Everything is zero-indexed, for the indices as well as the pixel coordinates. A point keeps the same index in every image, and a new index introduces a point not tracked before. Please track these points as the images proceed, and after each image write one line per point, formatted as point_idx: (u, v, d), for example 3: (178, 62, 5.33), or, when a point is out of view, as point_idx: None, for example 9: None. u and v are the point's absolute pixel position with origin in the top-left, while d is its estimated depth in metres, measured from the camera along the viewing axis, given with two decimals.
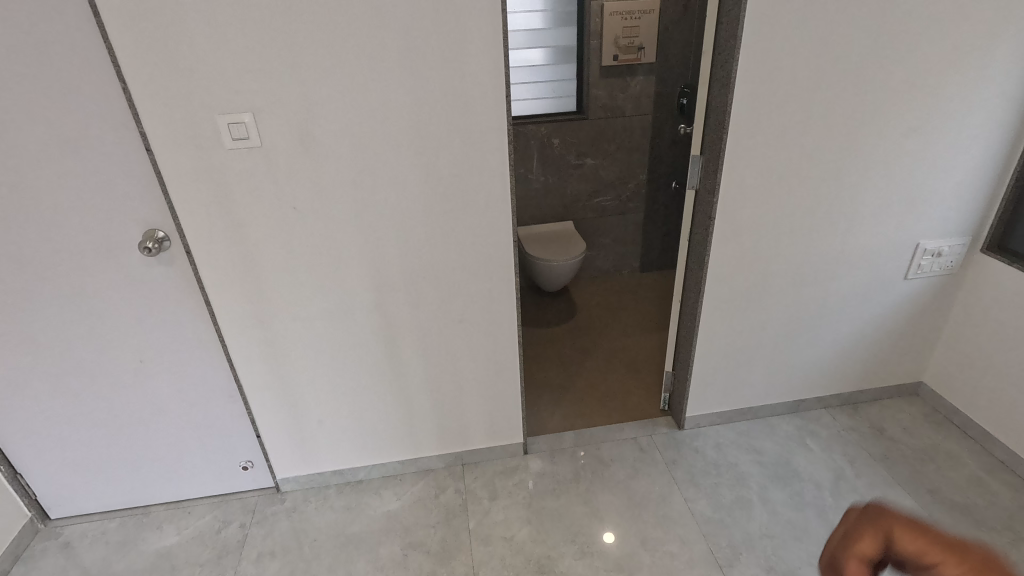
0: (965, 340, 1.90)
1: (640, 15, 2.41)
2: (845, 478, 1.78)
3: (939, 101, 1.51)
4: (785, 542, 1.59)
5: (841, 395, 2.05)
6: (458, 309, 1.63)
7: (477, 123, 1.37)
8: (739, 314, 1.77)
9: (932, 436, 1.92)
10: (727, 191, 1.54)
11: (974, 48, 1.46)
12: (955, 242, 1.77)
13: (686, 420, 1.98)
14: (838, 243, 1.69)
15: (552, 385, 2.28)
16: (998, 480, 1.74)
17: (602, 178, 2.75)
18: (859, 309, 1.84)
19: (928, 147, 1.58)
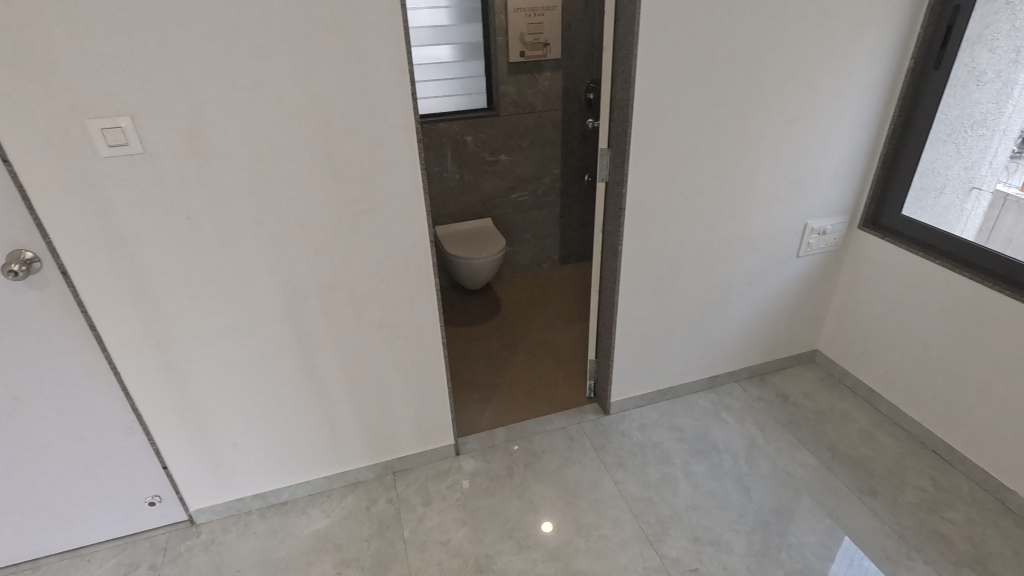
0: (850, 308, 2.09)
1: (543, 11, 2.44)
2: (757, 445, 1.92)
3: (815, 91, 1.65)
4: (708, 512, 1.69)
5: (750, 368, 2.20)
6: (376, 314, 1.58)
7: (384, 122, 1.33)
8: (654, 300, 1.85)
9: (829, 398, 2.11)
10: (634, 182, 1.60)
11: (841, 44, 1.60)
12: (837, 220, 1.94)
13: (612, 405, 2.05)
14: (737, 227, 1.81)
15: (480, 382, 2.27)
16: (884, 432, 1.94)
17: (517, 174, 2.77)
18: (760, 287, 1.98)
19: (809, 134, 1.72)
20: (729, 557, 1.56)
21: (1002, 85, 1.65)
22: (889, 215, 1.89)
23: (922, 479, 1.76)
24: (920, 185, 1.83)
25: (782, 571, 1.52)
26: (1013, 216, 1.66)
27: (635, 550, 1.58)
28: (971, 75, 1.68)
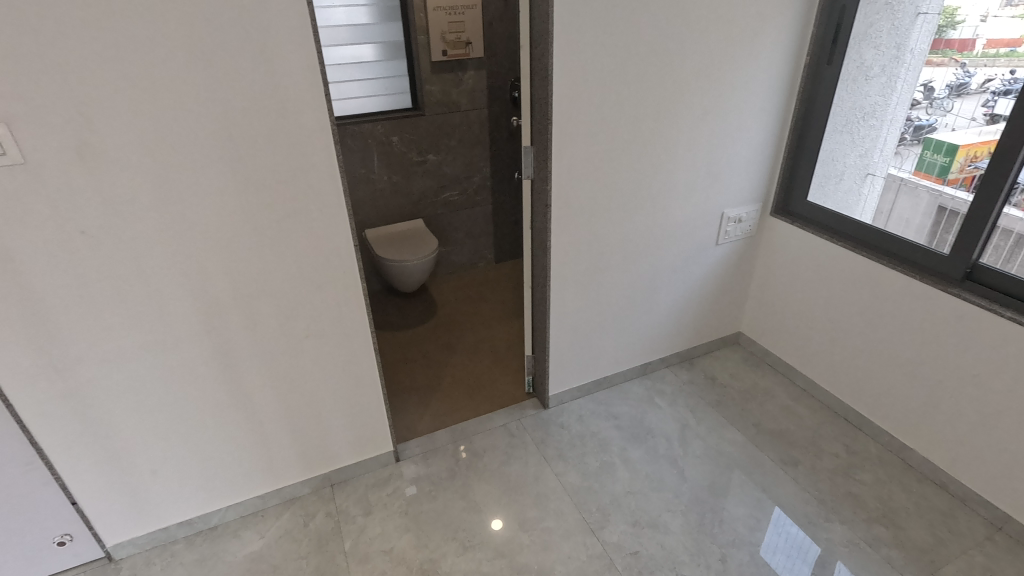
0: (767, 291, 2.22)
1: (462, 10, 2.43)
2: (689, 426, 2.00)
3: (723, 87, 1.74)
4: (645, 495, 1.74)
5: (679, 353, 2.29)
6: (303, 322, 1.52)
7: (299, 125, 1.28)
8: (584, 293, 1.89)
9: (753, 377, 2.23)
10: (558, 178, 1.63)
11: (744, 41, 1.69)
12: (751, 208, 2.05)
13: (550, 399, 2.08)
14: (659, 218, 1.87)
15: (418, 386, 2.24)
16: (802, 405, 2.07)
17: (446, 174, 2.75)
18: (684, 276, 2.07)
19: (719, 128, 1.81)
20: (666, 537, 1.62)
21: (886, 79, 1.77)
22: (797, 202, 2.02)
23: (837, 446, 1.89)
24: (822, 173, 1.97)
25: (716, 545, 1.59)
26: (906, 200, 1.76)
27: (577, 540, 1.61)
28: (859, 70, 1.80)
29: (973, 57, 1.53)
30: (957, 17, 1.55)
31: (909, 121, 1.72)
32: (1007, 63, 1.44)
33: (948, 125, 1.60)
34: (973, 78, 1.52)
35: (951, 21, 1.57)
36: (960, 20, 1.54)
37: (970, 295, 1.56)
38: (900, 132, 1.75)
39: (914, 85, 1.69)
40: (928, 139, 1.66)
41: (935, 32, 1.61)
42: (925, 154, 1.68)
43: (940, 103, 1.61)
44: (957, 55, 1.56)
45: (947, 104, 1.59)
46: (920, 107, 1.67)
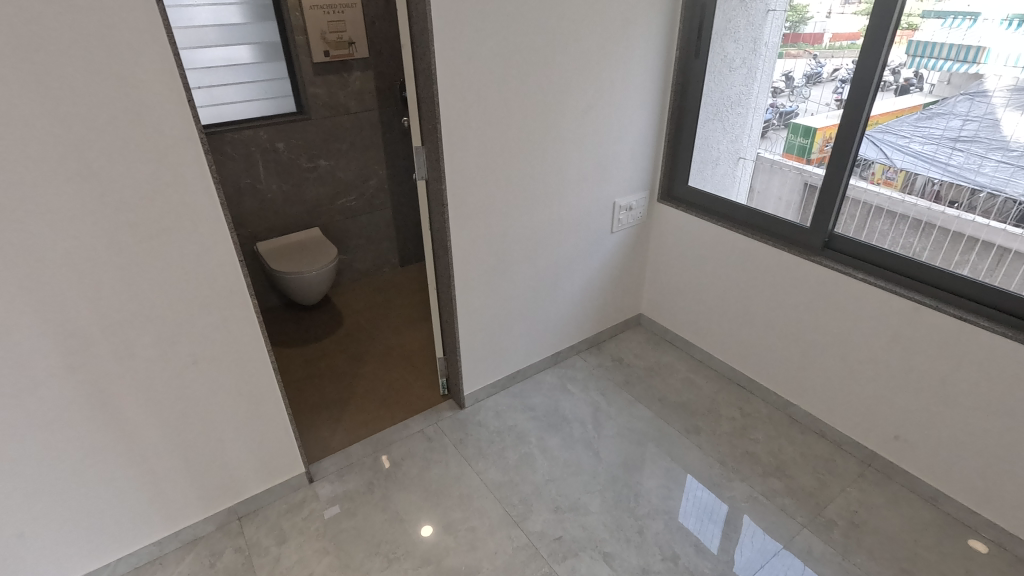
0: (661, 273, 2.35)
1: (341, 9, 2.35)
2: (600, 409, 2.08)
3: (603, 82, 1.82)
4: (565, 480, 1.79)
5: (587, 339, 2.37)
6: (189, 348, 1.41)
7: (161, 136, 1.18)
8: (490, 289, 1.90)
9: (655, 355, 2.36)
10: (452, 177, 1.62)
11: (619, 37, 1.78)
12: (640, 196, 2.16)
13: (465, 399, 2.07)
14: (555, 211, 1.92)
15: (328, 401, 2.15)
16: (700, 376, 2.23)
17: (341, 179, 2.66)
18: (584, 265, 2.14)
19: (603, 121, 1.88)
20: (587, 518, 1.67)
21: (748, 71, 1.93)
22: (680, 188, 2.16)
23: (732, 409, 2.05)
24: (700, 159, 2.11)
25: (633, 518, 1.67)
26: (777, 179, 1.89)
27: (503, 534, 1.63)
28: (723, 63, 1.95)
29: (823, 48, 1.64)
30: (807, 14, 1.67)
31: (774, 107, 1.85)
32: (852, 54, 1.56)
33: (808, 111, 1.73)
34: (823, 68, 1.65)
35: (802, 18, 1.69)
36: (809, 17, 1.67)
37: (830, 262, 1.75)
38: (768, 118, 1.88)
39: (771, 74, 1.84)
40: (793, 123, 1.78)
41: (789, 27, 1.73)
42: (789, 138, 1.81)
43: (799, 90, 1.74)
44: (810, 48, 1.68)
45: (805, 92, 1.72)
46: (783, 95, 1.80)
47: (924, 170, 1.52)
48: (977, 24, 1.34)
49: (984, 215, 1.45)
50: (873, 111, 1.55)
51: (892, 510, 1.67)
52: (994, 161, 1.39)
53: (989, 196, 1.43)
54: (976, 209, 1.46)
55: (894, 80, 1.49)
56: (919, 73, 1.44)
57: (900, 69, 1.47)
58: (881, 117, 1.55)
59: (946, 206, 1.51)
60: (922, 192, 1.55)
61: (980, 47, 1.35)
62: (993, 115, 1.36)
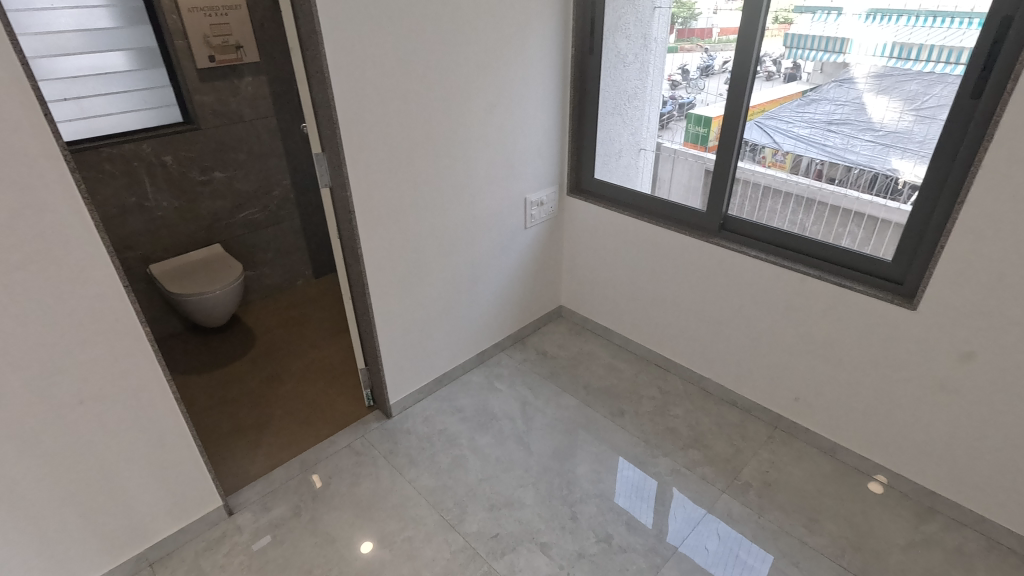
0: (576, 264, 2.42)
1: (224, 11, 2.21)
2: (529, 402, 2.11)
3: (504, 80, 1.83)
4: (498, 478, 1.80)
5: (511, 335, 2.40)
6: (72, 387, 1.28)
7: (16, 155, 1.06)
8: (407, 294, 1.87)
9: (577, 344, 2.42)
10: (357, 183, 1.58)
11: (515, 36, 1.80)
12: (550, 191, 2.21)
13: (392, 408, 2.03)
14: (468, 210, 1.92)
15: (245, 426, 2.03)
16: (621, 360, 2.31)
17: (240, 191, 2.51)
18: (501, 263, 2.16)
19: (507, 118, 1.90)
20: (521, 512, 1.69)
21: (641, 65, 2.06)
22: (588, 180, 2.23)
23: (652, 389, 2.15)
24: (604, 152, 2.19)
25: (566, 505, 1.71)
26: (680, 168, 1.99)
27: (440, 539, 1.61)
28: (617, 58, 2.03)
29: (713, 42, 1.72)
30: (695, 10, 1.75)
31: (675, 99, 1.92)
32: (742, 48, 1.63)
33: (704, 101, 1.82)
34: (714, 61, 1.73)
35: (691, 14, 1.76)
36: (698, 13, 1.74)
37: (727, 242, 1.87)
38: (669, 110, 1.95)
39: (666, 68, 1.92)
40: (692, 113, 1.87)
41: (681, 22, 1.80)
42: (690, 127, 1.90)
43: (695, 82, 1.82)
44: (701, 42, 1.76)
45: (701, 83, 1.80)
46: (680, 87, 1.88)
47: (807, 153, 1.65)
48: (841, 18, 1.44)
49: (857, 188, 1.58)
50: (756, 100, 1.68)
51: (798, 465, 1.82)
52: (866, 141, 1.52)
53: (860, 172, 1.56)
54: (852, 185, 1.59)
55: (784, 68, 1.59)
56: (797, 63, 1.56)
57: (781, 60, 1.59)
58: (770, 104, 1.66)
59: (829, 183, 1.63)
60: (806, 172, 1.67)
61: (843, 38, 1.46)
62: (860, 99, 1.49)
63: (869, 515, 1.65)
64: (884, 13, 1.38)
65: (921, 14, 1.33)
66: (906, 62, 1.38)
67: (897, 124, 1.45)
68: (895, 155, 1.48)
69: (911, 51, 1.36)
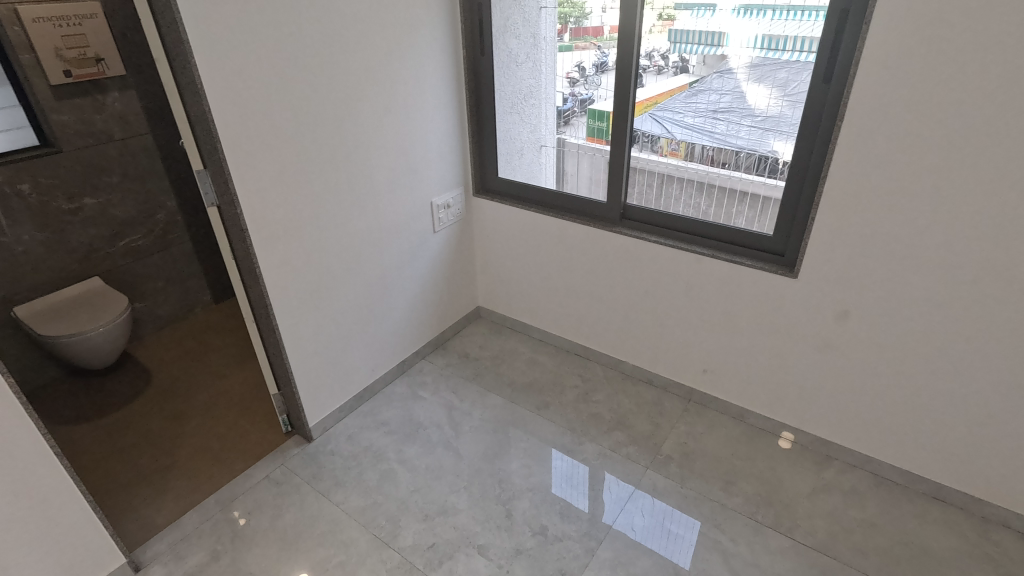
0: (490, 264, 2.43)
1: (78, 20, 2.01)
2: (454, 407, 2.09)
3: (396, 84, 1.80)
4: (429, 487, 1.77)
5: (431, 342, 2.36)
6: None
7: None
8: (316, 311, 1.79)
9: (498, 343, 2.43)
10: (247, 199, 1.49)
11: (402, 37, 1.77)
12: (455, 193, 2.20)
13: (312, 431, 1.94)
14: (372, 218, 1.87)
15: (147, 471, 1.86)
16: (542, 353, 2.36)
17: (118, 217, 2.29)
18: (413, 270, 2.12)
19: (403, 121, 1.87)
20: (456, 517, 1.67)
21: (533, 64, 2.09)
22: (492, 180, 2.24)
23: (574, 378, 2.21)
24: (505, 151, 2.22)
25: (500, 504, 1.71)
26: (586, 161, 2.04)
27: (374, 559, 1.56)
28: (509, 58, 2.07)
29: (605, 40, 1.76)
30: (586, 10, 1.78)
31: (575, 96, 1.95)
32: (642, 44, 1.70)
33: (602, 97, 1.85)
34: (608, 58, 1.77)
35: (583, 13, 1.80)
36: (589, 12, 1.78)
37: (628, 230, 1.95)
38: (570, 107, 1.98)
39: (564, 65, 1.95)
40: (591, 109, 1.91)
41: (573, 22, 1.84)
42: (590, 122, 1.94)
43: (592, 79, 1.85)
44: (594, 40, 1.80)
45: (596, 80, 1.84)
46: (579, 84, 1.91)
47: (699, 140, 1.73)
48: (716, 14, 1.54)
49: (747, 171, 1.68)
50: (648, 93, 1.77)
51: (712, 434, 1.93)
52: (746, 126, 1.62)
53: (747, 155, 1.66)
54: (740, 167, 1.69)
55: (678, 60, 1.65)
56: (683, 57, 1.64)
57: (668, 54, 1.67)
58: (659, 96, 1.75)
59: (721, 167, 1.72)
60: (701, 158, 1.75)
61: (720, 32, 1.55)
62: (739, 89, 1.58)
63: (777, 469, 1.79)
64: (751, 8, 1.48)
65: (779, 8, 1.44)
66: (776, 53, 1.49)
67: (771, 110, 1.56)
68: (775, 138, 1.59)
69: (779, 42, 1.48)
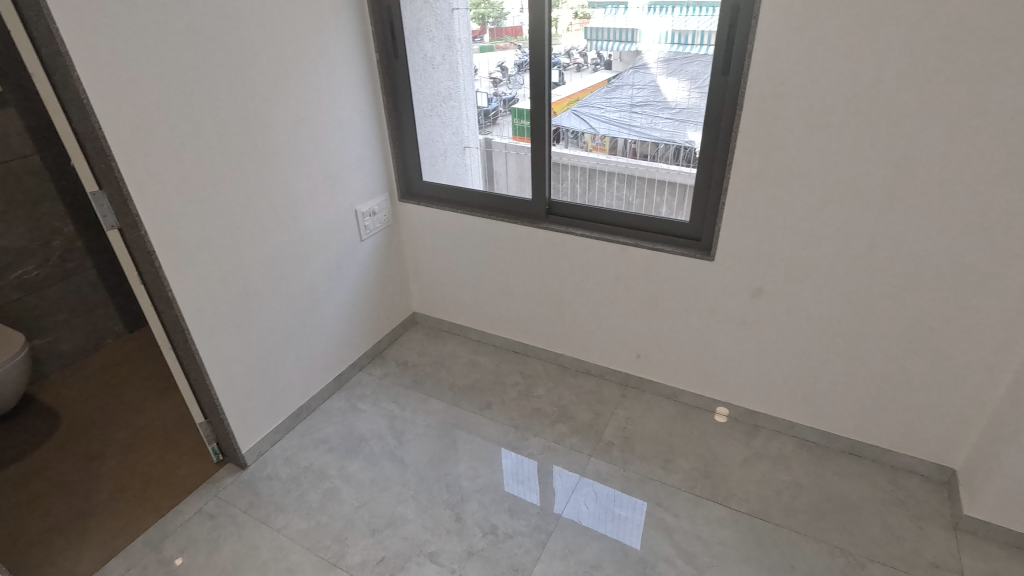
0: (422, 269, 2.41)
1: None
2: (396, 416, 2.06)
3: (307, 90, 1.75)
4: (375, 500, 1.74)
5: (367, 352, 2.31)
6: None
7: None
8: (240, 331, 1.71)
9: (437, 347, 2.42)
10: (152, 219, 1.40)
11: (310, 43, 1.72)
12: (380, 200, 2.16)
13: (246, 457, 1.85)
14: (293, 230, 1.81)
15: (61, 521, 1.71)
16: (482, 354, 2.36)
17: (5, 248, 2.09)
18: (341, 280, 2.07)
19: (319, 129, 1.82)
20: (405, 528, 1.65)
21: (449, 66, 2.13)
22: (417, 184, 2.22)
23: (515, 376, 2.23)
24: (429, 154, 2.20)
25: (449, 508, 1.70)
26: (515, 160, 2.08)
27: None
28: (425, 60, 2.05)
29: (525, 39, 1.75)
30: (504, 10, 1.79)
31: (499, 96, 1.98)
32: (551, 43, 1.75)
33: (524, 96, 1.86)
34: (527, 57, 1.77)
35: (500, 14, 1.81)
36: (506, 12, 1.79)
37: (555, 226, 1.99)
38: (495, 106, 2.01)
39: (487, 66, 1.96)
40: (516, 108, 1.92)
41: (492, 22, 1.84)
42: (515, 121, 1.96)
43: (515, 78, 1.86)
44: (514, 40, 1.80)
45: (519, 79, 1.84)
46: (502, 84, 1.94)
47: (620, 134, 1.81)
48: (628, 11, 1.59)
49: (667, 161, 1.76)
50: (570, 89, 1.81)
51: (649, 416, 2.01)
52: (665, 118, 1.69)
53: (666, 146, 1.74)
54: (662, 159, 1.77)
55: (597, 57, 1.70)
56: (602, 54, 1.69)
57: (586, 52, 1.71)
58: (583, 92, 1.80)
59: (645, 159, 1.79)
60: (624, 151, 1.82)
61: (632, 29, 1.61)
62: (656, 82, 1.65)
63: (711, 444, 1.88)
64: (663, 5, 1.53)
65: (687, 5, 1.50)
66: (686, 47, 1.56)
67: (688, 102, 1.63)
68: (689, 129, 1.67)
69: (688, 37, 1.54)
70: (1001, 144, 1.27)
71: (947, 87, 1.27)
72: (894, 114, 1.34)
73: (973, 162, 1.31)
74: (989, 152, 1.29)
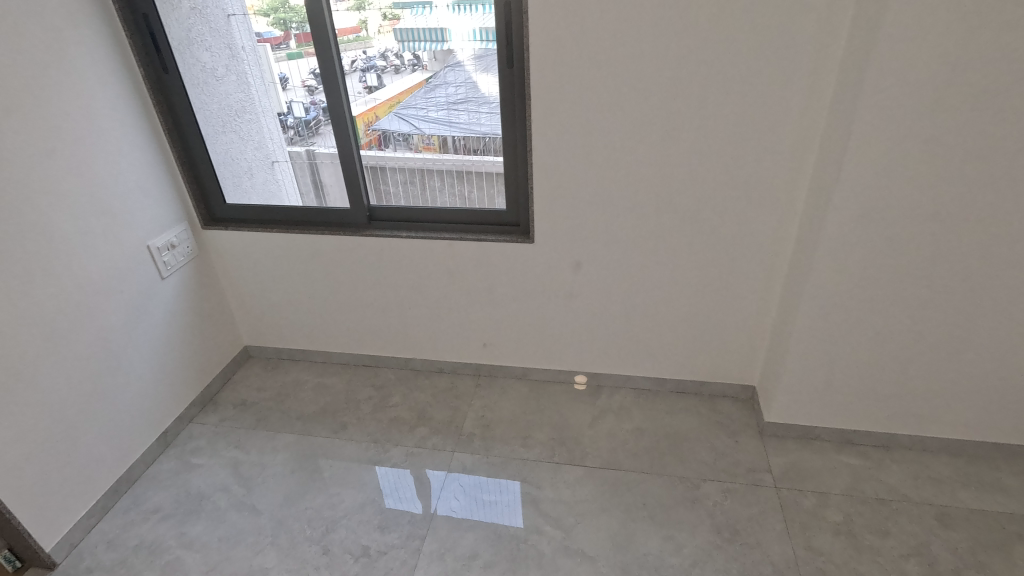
0: (245, 298, 2.22)
1: None
2: (241, 462, 1.88)
3: (54, 118, 1.50)
4: (228, 559, 1.57)
5: (195, 400, 2.08)
6: None
7: None
8: (13, 410, 1.43)
9: (278, 379, 2.25)
10: None
11: (49, 62, 1.48)
12: (178, 231, 1.94)
13: (52, 554, 1.56)
14: (66, 280, 1.55)
15: None
16: (329, 375, 2.25)
17: None
18: (144, 327, 1.82)
19: (79, 160, 1.57)
20: None
21: (237, 77, 1.89)
22: (220, 208, 2.03)
23: (367, 390, 2.16)
24: (230, 174, 2.03)
25: (315, 544, 1.60)
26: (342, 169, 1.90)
27: None
28: (205, 73, 1.85)
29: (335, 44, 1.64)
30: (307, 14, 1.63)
31: (317, 104, 1.80)
32: (358, 45, 1.69)
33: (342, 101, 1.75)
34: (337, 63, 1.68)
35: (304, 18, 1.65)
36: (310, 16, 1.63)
37: (379, 231, 1.96)
38: (314, 116, 1.83)
39: (297, 75, 1.77)
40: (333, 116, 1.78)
41: (296, 27, 1.67)
42: (337, 129, 1.80)
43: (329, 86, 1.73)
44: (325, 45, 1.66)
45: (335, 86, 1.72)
46: (318, 92, 1.77)
47: (447, 132, 1.79)
48: (434, 11, 1.59)
49: (495, 154, 1.79)
50: (392, 91, 1.74)
51: (504, 399, 2.08)
52: (485, 113, 1.73)
53: (491, 140, 1.77)
54: (490, 151, 1.79)
55: (410, 59, 1.67)
56: (416, 55, 1.67)
57: (401, 53, 1.67)
58: (403, 95, 1.74)
59: (474, 154, 1.81)
60: (456, 148, 1.81)
61: (442, 28, 1.61)
62: (472, 79, 1.67)
63: (563, 412, 2.01)
64: (466, 4, 1.56)
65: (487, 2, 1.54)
66: (494, 44, 1.60)
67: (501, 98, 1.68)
68: (502, 121, 1.72)
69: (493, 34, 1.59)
70: (735, 110, 1.51)
71: (689, 64, 1.47)
72: (655, 91, 1.53)
73: (719, 126, 1.54)
74: (730, 117, 1.52)
